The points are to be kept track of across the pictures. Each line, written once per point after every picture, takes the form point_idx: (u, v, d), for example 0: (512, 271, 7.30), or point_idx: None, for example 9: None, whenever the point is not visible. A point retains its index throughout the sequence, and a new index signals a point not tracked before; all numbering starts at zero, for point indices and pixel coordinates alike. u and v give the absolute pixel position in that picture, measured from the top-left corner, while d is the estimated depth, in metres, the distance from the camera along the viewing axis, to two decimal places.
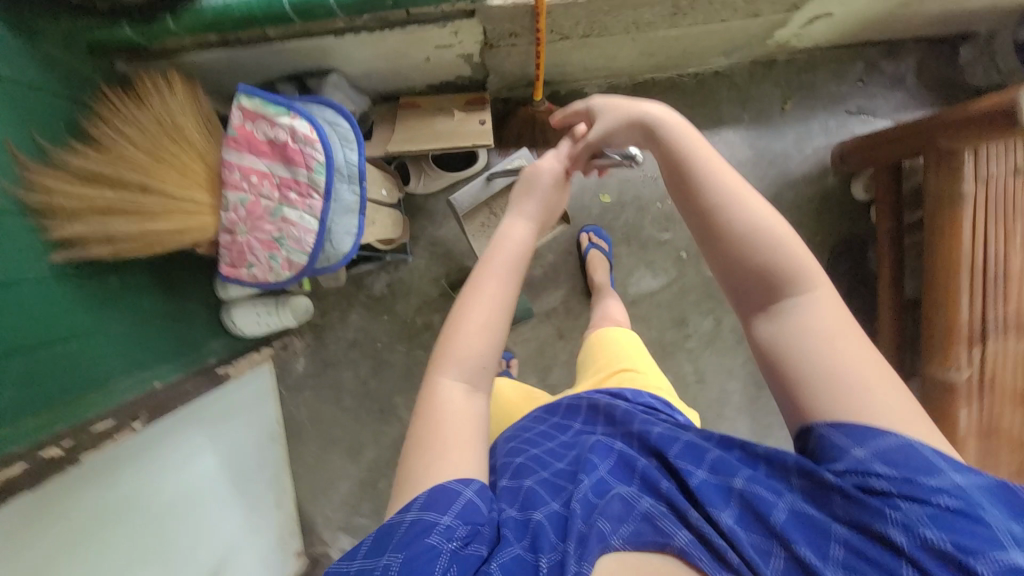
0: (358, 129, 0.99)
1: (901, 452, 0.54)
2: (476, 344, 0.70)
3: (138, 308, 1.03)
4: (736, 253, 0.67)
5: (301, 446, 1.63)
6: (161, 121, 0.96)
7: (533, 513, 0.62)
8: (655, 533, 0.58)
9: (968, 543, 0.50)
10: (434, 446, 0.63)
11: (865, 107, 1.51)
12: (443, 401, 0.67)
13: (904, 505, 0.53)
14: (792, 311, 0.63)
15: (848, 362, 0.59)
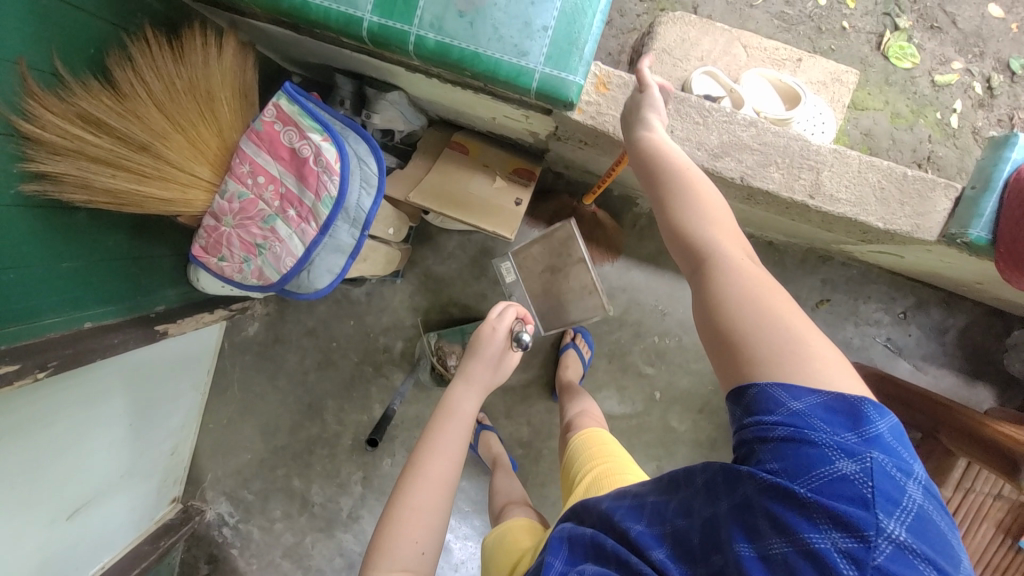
0: (383, 176, 0.94)
1: (762, 395, 0.49)
2: (417, 534, 0.74)
3: (98, 248, 0.98)
4: (676, 225, 0.63)
5: (220, 402, 1.60)
6: (193, 84, 0.89)
7: None
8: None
9: (805, 467, 0.45)
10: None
11: (894, 340, 1.45)
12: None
13: (760, 460, 0.48)
14: (722, 272, 0.57)
15: (772, 317, 0.53)
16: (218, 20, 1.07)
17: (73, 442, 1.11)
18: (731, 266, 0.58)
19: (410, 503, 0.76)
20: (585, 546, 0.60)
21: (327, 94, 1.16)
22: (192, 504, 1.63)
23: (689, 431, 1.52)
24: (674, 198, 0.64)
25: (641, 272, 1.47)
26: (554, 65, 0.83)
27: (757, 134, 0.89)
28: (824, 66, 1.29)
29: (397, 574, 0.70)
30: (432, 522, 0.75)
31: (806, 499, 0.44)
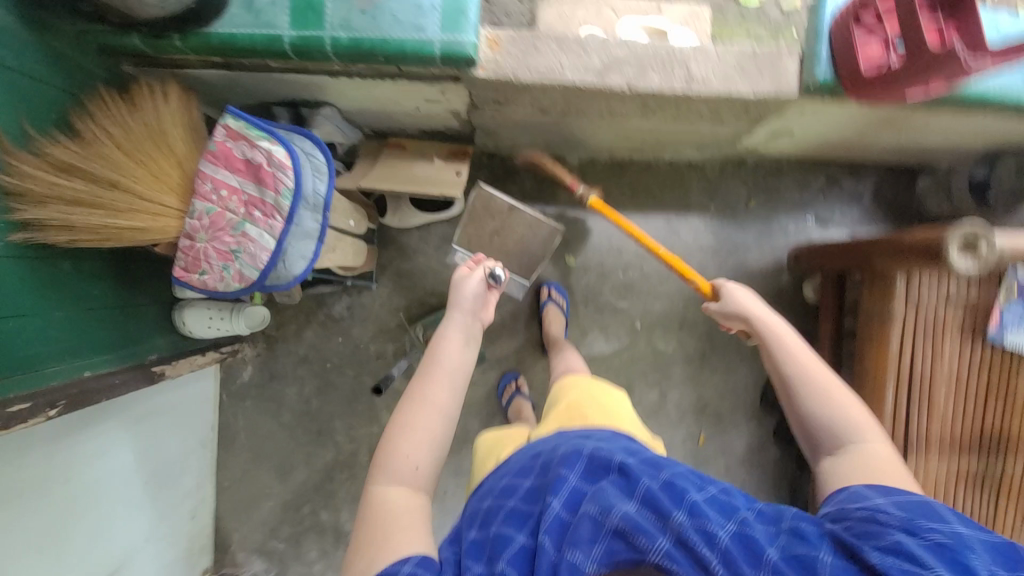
0: (331, 164, 1.08)
1: (915, 504, 0.68)
2: (413, 451, 0.83)
3: (84, 295, 1.05)
4: (805, 411, 0.87)
5: (230, 457, 1.61)
6: (148, 126, 1.04)
7: (497, 564, 0.68)
8: (630, 552, 0.65)
9: (950, 559, 0.61)
10: (374, 537, 0.73)
11: (823, 217, 1.62)
12: (381, 506, 0.77)
13: (898, 534, 0.64)
14: (852, 450, 0.81)
15: (879, 468, 0.77)
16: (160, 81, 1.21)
17: (91, 503, 1.12)
18: (862, 448, 0.81)
19: (406, 426, 0.84)
20: (605, 469, 0.75)
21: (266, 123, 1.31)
22: (223, 571, 1.58)
23: (677, 350, 1.61)
24: (800, 395, 0.89)
25: (589, 219, 1.61)
26: (449, 33, 1.00)
27: (629, 49, 1.06)
28: (683, 7, 1.52)
29: (397, 488, 0.79)
30: (427, 443, 0.84)
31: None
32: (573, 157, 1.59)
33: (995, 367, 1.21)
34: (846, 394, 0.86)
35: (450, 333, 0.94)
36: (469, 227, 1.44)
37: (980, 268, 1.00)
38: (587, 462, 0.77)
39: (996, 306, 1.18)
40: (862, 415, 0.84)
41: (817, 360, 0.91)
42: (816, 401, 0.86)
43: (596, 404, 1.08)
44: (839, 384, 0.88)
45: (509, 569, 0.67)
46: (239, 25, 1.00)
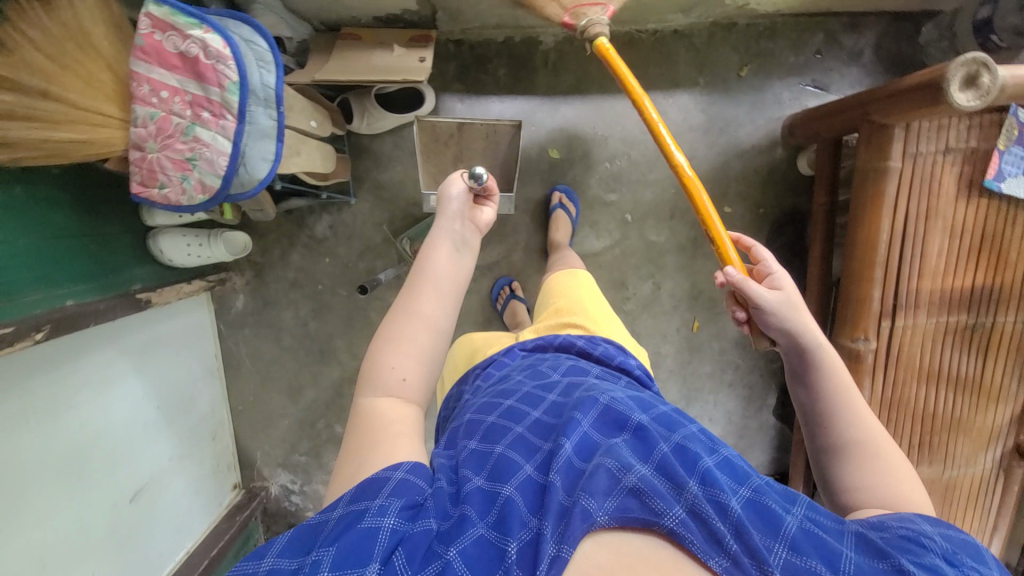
0: (275, 51, 0.97)
1: (964, 543, 0.61)
2: (404, 362, 0.74)
3: (47, 223, 1.01)
4: (850, 484, 0.71)
5: (239, 383, 1.65)
6: (67, 25, 0.91)
7: (501, 487, 0.61)
8: (644, 511, 0.58)
9: None
10: (363, 444, 0.66)
11: (820, 80, 1.51)
12: (372, 415, 0.70)
13: (934, 548, 0.59)
14: None
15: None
16: None
17: (103, 427, 1.16)
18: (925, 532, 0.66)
19: (396, 337, 0.76)
20: (618, 427, 0.68)
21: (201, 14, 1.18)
22: (253, 485, 1.68)
23: (669, 239, 1.59)
24: (843, 460, 0.73)
25: (571, 106, 1.50)
26: None
27: None
28: None
29: (389, 401, 0.72)
30: (421, 359, 0.76)
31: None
32: (548, 36, 1.45)
33: (993, 217, 1.18)
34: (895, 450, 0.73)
35: (438, 242, 0.86)
36: (429, 164, 1.36)
37: (982, 104, 0.93)
38: (602, 415, 0.69)
39: (994, 153, 1.15)
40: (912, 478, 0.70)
41: (868, 415, 0.75)
42: (869, 465, 0.71)
43: (583, 310, 1.08)
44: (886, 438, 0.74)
45: (517, 494, 0.60)
46: None
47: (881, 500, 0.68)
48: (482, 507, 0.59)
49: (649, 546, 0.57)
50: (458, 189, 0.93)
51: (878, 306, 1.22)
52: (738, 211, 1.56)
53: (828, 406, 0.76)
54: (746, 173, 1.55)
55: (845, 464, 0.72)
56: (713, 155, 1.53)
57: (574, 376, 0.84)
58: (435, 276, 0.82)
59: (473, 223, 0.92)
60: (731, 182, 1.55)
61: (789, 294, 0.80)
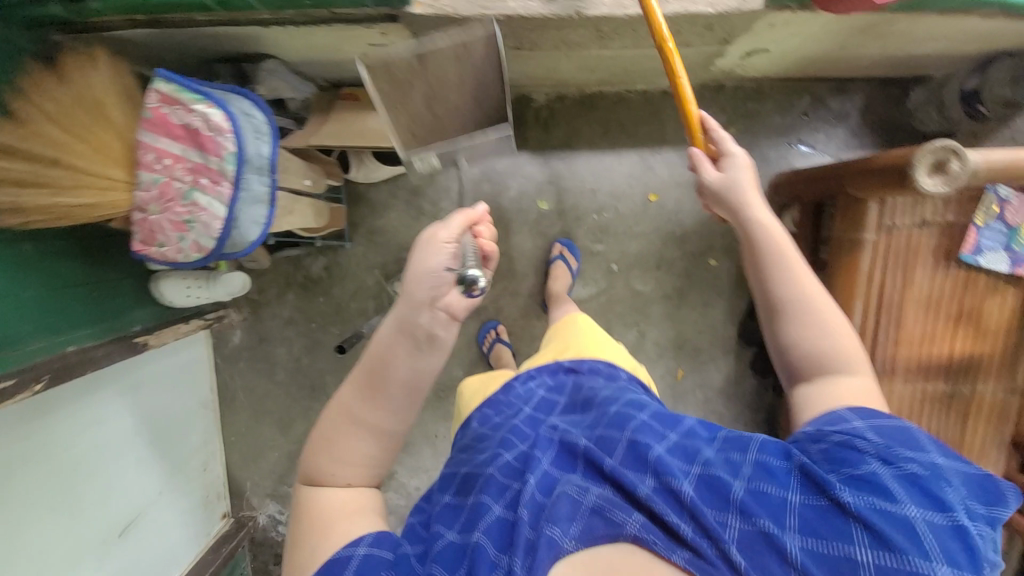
0: (272, 123, 1.04)
1: (894, 429, 0.67)
2: (344, 465, 0.78)
3: (54, 274, 1.08)
4: (791, 334, 0.81)
5: (233, 414, 1.71)
6: (78, 95, 0.99)
7: (472, 534, 0.67)
8: (607, 526, 0.63)
9: (925, 491, 0.60)
10: (314, 532, 0.74)
11: (807, 141, 1.54)
12: (318, 505, 0.77)
13: (875, 463, 0.63)
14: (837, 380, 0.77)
15: (858, 390, 0.75)
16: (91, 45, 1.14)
17: (96, 463, 1.21)
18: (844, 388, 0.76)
19: (335, 444, 0.78)
20: (572, 459, 0.76)
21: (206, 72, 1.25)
22: (242, 514, 1.73)
23: (654, 290, 1.61)
24: (785, 309, 0.82)
25: (560, 161, 1.56)
26: None
27: None
28: None
29: (336, 490, 0.78)
30: (361, 463, 0.78)
31: (905, 512, 0.59)
32: (540, 94, 1.52)
33: (969, 289, 1.19)
34: (828, 305, 0.81)
35: (391, 349, 0.76)
36: (398, 115, 1.15)
37: (949, 189, 0.95)
38: (556, 453, 0.77)
39: (972, 228, 1.16)
40: (843, 328, 0.80)
41: (807, 275, 0.83)
42: (800, 320, 0.80)
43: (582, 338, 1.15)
44: (820, 290, 0.83)
45: (486, 538, 0.65)
46: None
47: (814, 356, 0.79)
48: (451, 563, 0.64)
49: (621, 552, 0.62)
50: (439, 257, 0.76)
51: None
52: (722, 264, 1.60)
53: (763, 273, 0.84)
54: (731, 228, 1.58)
55: (783, 327, 0.82)
56: (699, 210, 1.57)
57: (539, 416, 0.92)
58: (388, 383, 0.77)
59: (443, 308, 0.75)
60: (716, 236, 1.58)
61: (738, 170, 0.88)
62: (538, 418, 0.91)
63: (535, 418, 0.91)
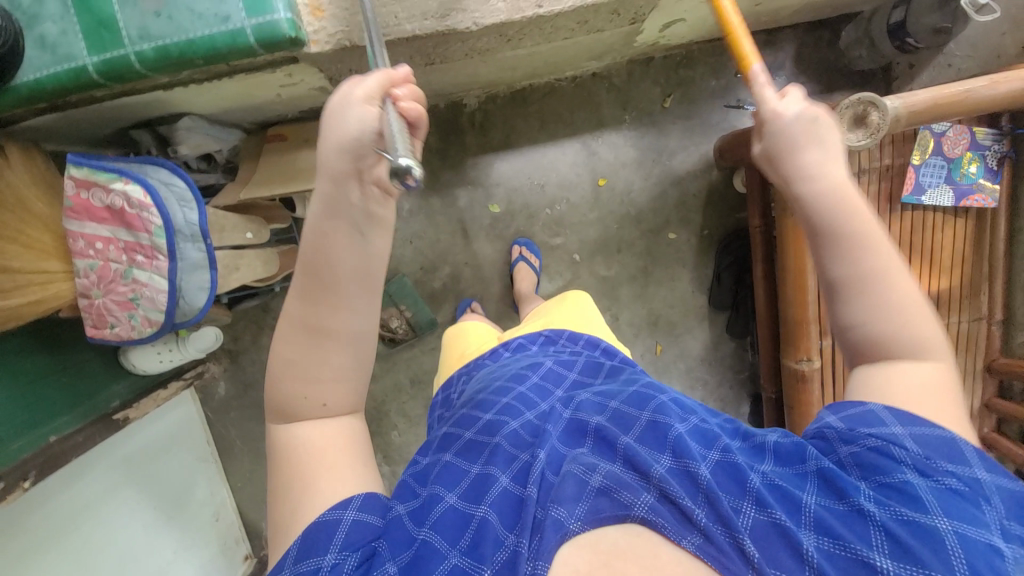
0: (194, 189, 1.02)
1: (942, 441, 0.58)
2: (322, 387, 0.62)
3: (19, 371, 1.10)
4: (835, 269, 0.63)
5: (235, 461, 1.75)
6: (1, 198, 1.00)
7: (477, 508, 0.64)
8: (615, 507, 0.59)
9: (957, 508, 0.55)
10: (293, 486, 0.61)
11: (746, 99, 1.52)
12: (293, 446, 0.63)
13: (913, 477, 0.57)
14: (894, 352, 0.62)
15: (917, 381, 0.61)
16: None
17: (106, 538, 1.24)
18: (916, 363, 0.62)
19: (299, 367, 0.62)
20: (580, 434, 0.72)
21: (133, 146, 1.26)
22: (263, 553, 1.78)
23: (620, 272, 1.62)
24: (831, 239, 0.63)
25: (504, 161, 1.55)
26: (258, 14, 0.88)
27: None
28: None
29: (311, 426, 0.63)
30: (340, 382, 0.63)
31: (936, 526, 0.54)
32: (471, 98, 1.50)
33: (918, 227, 1.19)
34: (901, 275, 0.63)
35: (326, 226, 0.56)
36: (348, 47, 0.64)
37: (872, 141, 0.94)
38: (565, 430, 0.74)
39: (910, 167, 1.16)
40: (914, 306, 0.62)
41: (883, 243, 0.63)
42: (850, 253, 0.62)
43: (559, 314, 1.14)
44: (897, 258, 0.63)
45: (491, 513, 0.63)
46: (39, 67, 0.92)
47: (873, 340, 0.62)
48: (454, 533, 0.62)
49: (629, 534, 0.57)
50: (351, 128, 0.54)
51: (815, 327, 1.24)
52: (682, 235, 1.60)
53: (832, 248, 0.63)
54: (685, 198, 1.58)
55: (842, 305, 0.64)
56: (650, 186, 1.56)
57: (548, 381, 0.89)
58: (339, 277, 0.58)
59: (376, 182, 0.56)
60: (672, 209, 1.58)
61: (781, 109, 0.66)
62: (545, 384, 0.87)
63: (541, 383, 0.87)
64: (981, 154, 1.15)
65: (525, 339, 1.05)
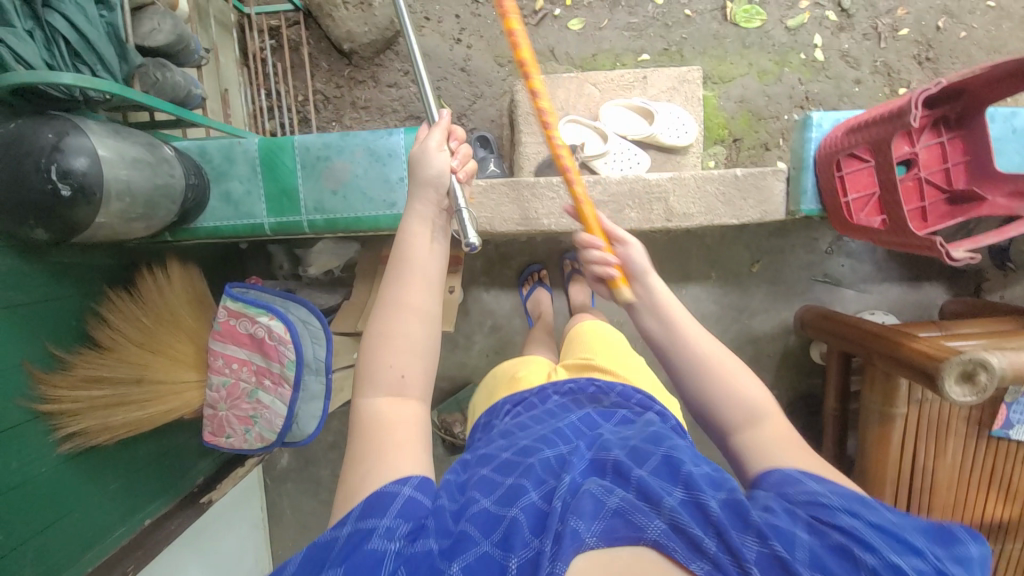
0: (327, 328, 1.13)
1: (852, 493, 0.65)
2: (396, 359, 0.72)
3: (132, 459, 1.18)
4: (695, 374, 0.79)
5: (280, 532, 1.78)
6: (158, 314, 1.11)
7: (510, 509, 0.62)
8: (629, 528, 0.58)
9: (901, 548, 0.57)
10: (363, 459, 0.66)
11: (832, 275, 1.57)
12: (375, 419, 0.70)
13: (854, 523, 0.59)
14: (754, 436, 0.74)
15: (774, 450, 0.72)
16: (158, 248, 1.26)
17: None
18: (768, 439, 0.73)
19: (389, 336, 0.73)
20: (601, 471, 0.67)
21: (267, 267, 1.46)
22: None
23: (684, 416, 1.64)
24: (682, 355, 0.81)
25: None
26: None
27: (603, 189, 1.04)
28: (669, 74, 1.43)
29: (387, 399, 0.71)
30: (416, 351, 0.73)
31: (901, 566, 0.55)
32: (567, 237, 1.60)
33: (1007, 459, 1.19)
34: (729, 358, 0.79)
35: (417, 225, 0.78)
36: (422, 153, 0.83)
37: (978, 398, 0.98)
38: (588, 458, 0.69)
39: (1003, 403, 1.15)
40: (745, 378, 0.78)
41: (701, 332, 0.81)
42: (696, 361, 0.79)
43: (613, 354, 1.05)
44: (732, 368, 0.78)
45: (522, 517, 0.60)
46: (221, 218, 1.03)
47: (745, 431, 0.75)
48: (486, 526, 0.60)
49: (639, 556, 0.57)
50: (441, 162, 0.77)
51: None
52: None
53: (690, 367, 0.80)
54: (759, 357, 1.61)
55: (704, 406, 0.78)
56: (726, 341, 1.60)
57: (597, 415, 0.84)
58: (410, 258, 0.76)
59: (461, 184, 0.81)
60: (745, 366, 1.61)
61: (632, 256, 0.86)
62: (583, 424, 0.80)
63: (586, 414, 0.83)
64: None
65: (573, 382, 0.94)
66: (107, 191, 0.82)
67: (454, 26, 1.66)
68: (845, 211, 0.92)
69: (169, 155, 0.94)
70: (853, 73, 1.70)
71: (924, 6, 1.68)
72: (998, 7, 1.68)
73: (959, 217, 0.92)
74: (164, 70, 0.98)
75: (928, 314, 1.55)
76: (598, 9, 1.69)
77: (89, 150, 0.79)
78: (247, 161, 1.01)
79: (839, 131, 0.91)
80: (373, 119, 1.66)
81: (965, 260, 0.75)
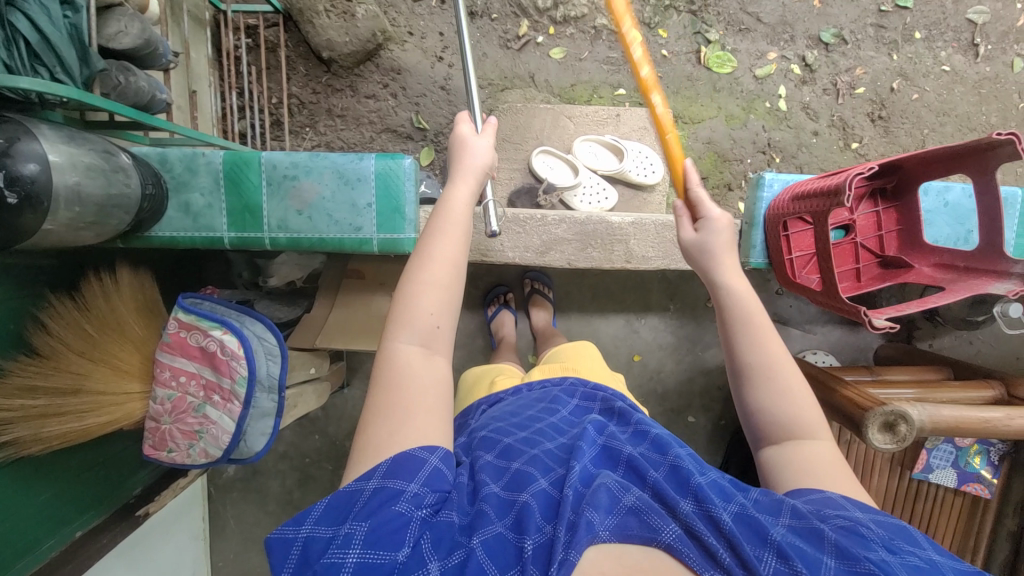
0: (284, 345, 1.10)
1: (893, 528, 0.63)
2: (429, 307, 0.71)
3: (66, 470, 1.13)
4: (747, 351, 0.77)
5: (222, 543, 1.72)
6: (104, 321, 1.07)
7: (521, 494, 0.66)
8: (643, 528, 0.62)
9: None
10: (391, 410, 0.65)
11: (781, 314, 1.65)
12: (403, 368, 0.68)
13: (887, 556, 0.59)
14: (803, 447, 0.73)
15: (821, 458, 0.72)
16: (107, 257, 1.22)
17: None
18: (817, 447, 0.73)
19: (430, 284, 0.72)
20: (612, 462, 0.72)
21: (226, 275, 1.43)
22: None
23: None
24: (737, 331, 0.79)
25: None
26: (386, 229, 1.01)
27: (568, 228, 1.08)
28: (641, 114, 1.49)
29: (419, 348, 0.70)
30: (451, 304, 0.73)
31: None
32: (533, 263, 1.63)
33: (922, 496, 1.31)
34: (791, 365, 0.77)
35: (461, 191, 0.80)
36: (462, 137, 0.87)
37: (896, 447, 1.07)
38: (600, 448, 0.74)
39: (924, 449, 1.25)
40: (807, 390, 0.76)
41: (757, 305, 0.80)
42: (751, 338, 0.78)
43: (582, 361, 1.10)
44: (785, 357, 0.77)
45: (533, 501, 0.64)
46: (178, 228, 1.02)
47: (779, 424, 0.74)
48: (501, 509, 0.64)
49: (652, 558, 0.60)
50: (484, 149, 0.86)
51: None
52: (702, 421, 1.69)
53: (741, 339, 0.78)
54: (709, 388, 1.68)
55: (749, 390, 0.77)
56: (679, 371, 1.67)
57: (584, 401, 0.89)
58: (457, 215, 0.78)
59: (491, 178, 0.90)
60: (696, 396, 1.68)
61: (712, 236, 0.84)
62: (573, 418, 0.84)
63: (578, 405, 0.88)
64: (986, 447, 1.25)
65: (539, 382, 0.98)
66: (55, 198, 0.78)
67: (437, 43, 1.66)
68: (789, 267, 1.00)
69: (126, 163, 0.92)
70: (812, 125, 1.80)
71: (881, 67, 1.81)
72: (949, 74, 1.81)
73: (889, 281, 1.02)
74: (128, 74, 0.98)
75: (864, 356, 1.67)
76: (579, 40, 1.73)
77: (41, 156, 0.76)
78: (210, 173, 1.00)
79: (786, 195, 0.99)
80: (349, 129, 1.65)
81: (885, 328, 0.82)
